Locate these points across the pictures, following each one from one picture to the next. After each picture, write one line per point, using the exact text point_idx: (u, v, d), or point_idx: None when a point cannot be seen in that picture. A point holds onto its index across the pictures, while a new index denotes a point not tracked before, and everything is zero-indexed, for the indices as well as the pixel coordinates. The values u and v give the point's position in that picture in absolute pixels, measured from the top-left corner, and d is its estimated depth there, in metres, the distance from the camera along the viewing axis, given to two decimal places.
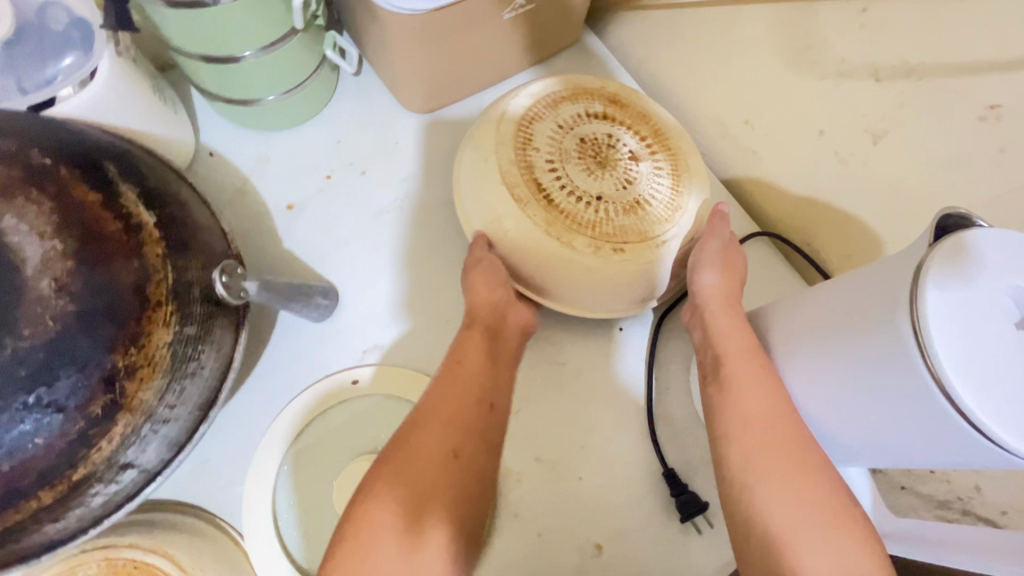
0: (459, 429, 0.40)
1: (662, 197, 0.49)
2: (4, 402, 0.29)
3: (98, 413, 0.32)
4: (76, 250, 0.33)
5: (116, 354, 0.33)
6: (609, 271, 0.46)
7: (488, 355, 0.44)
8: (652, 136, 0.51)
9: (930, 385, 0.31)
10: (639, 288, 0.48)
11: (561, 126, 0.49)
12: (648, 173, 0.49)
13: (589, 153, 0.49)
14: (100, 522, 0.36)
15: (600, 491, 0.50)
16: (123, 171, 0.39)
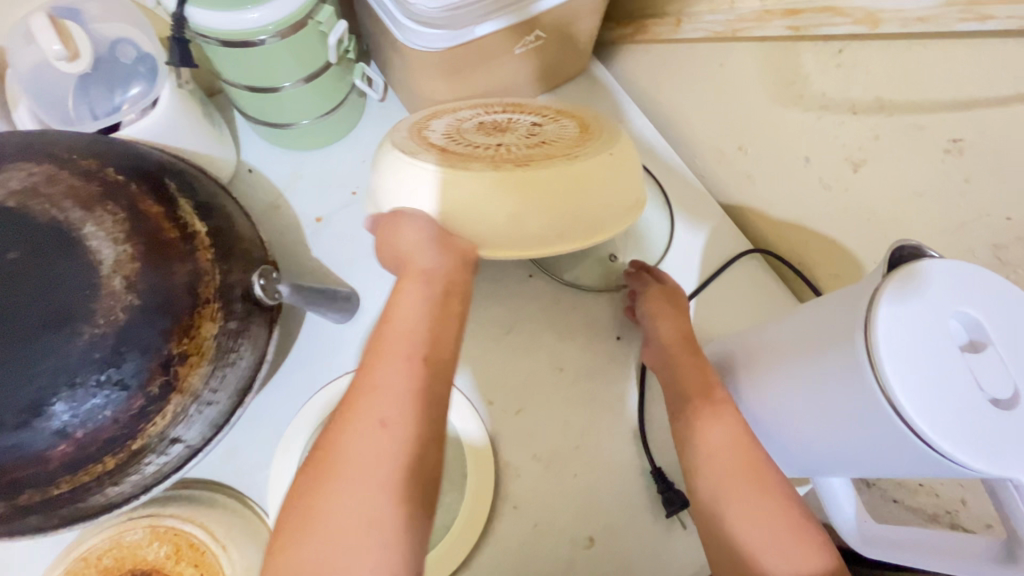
0: (387, 396, 0.38)
1: (567, 138, 0.49)
2: (81, 379, 0.35)
3: (155, 392, 0.38)
4: (142, 254, 0.39)
5: (173, 341, 0.39)
6: (523, 179, 0.41)
7: (425, 304, 0.42)
8: (552, 117, 0.54)
9: (876, 391, 0.34)
10: (567, 200, 0.42)
11: (458, 119, 0.52)
12: (552, 131, 0.51)
13: (489, 125, 0.51)
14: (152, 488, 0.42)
15: (594, 487, 0.54)
16: (180, 188, 0.45)
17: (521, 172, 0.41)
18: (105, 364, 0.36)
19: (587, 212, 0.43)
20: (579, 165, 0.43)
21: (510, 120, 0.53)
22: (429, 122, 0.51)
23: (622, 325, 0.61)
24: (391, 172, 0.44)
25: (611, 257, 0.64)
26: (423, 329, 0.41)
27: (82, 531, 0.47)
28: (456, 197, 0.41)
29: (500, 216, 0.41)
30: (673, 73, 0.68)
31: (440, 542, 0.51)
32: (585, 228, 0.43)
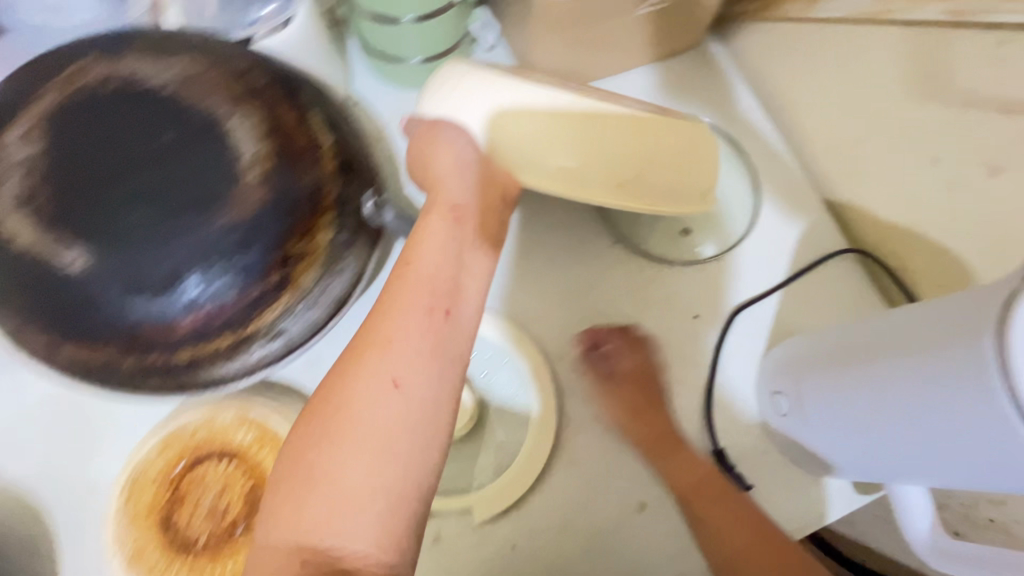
0: (398, 351, 0.38)
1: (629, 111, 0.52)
2: (215, 259, 0.39)
3: (273, 284, 0.41)
4: (276, 154, 0.41)
5: (293, 240, 0.41)
6: (601, 129, 0.43)
7: (451, 244, 0.42)
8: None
9: (1000, 394, 0.31)
10: (633, 161, 0.45)
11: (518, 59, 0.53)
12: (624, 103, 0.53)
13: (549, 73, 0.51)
14: (250, 375, 0.44)
15: (652, 456, 0.54)
16: (311, 100, 0.47)
17: (601, 120, 0.43)
18: (238, 250, 0.39)
19: (649, 180, 0.46)
20: (655, 132, 0.46)
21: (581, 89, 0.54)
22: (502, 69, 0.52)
23: (702, 305, 0.59)
24: (467, 85, 0.43)
25: (682, 230, 0.62)
26: (446, 284, 0.41)
27: (178, 405, 0.50)
28: (537, 125, 0.42)
29: (568, 154, 0.43)
30: (794, 54, 0.64)
31: (496, 481, 0.53)
32: (642, 197, 0.46)
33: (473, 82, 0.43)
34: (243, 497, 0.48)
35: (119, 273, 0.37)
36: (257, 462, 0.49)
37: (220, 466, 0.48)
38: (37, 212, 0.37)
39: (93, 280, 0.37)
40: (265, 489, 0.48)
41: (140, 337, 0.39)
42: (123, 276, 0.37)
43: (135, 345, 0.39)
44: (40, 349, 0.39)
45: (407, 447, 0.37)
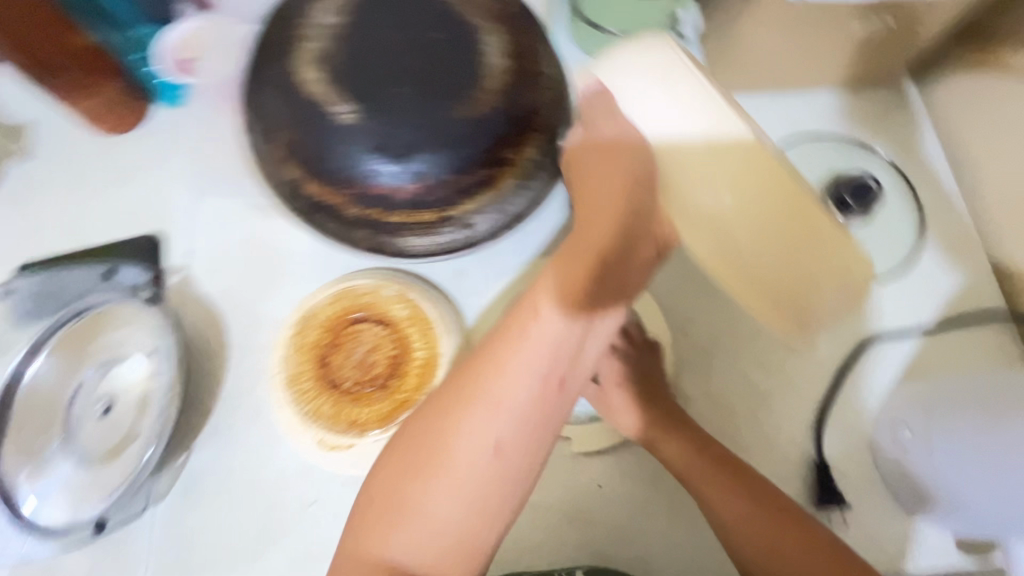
0: (506, 417, 0.40)
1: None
2: (445, 143, 0.45)
3: (479, 179, 0.47)
4: (513, 70, 0.47)
5: (506, 145, 0.47)
6: (781, 208, 0.34)
7: (581, 317, 0.42)
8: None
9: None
10: (781, 251, 0.35)
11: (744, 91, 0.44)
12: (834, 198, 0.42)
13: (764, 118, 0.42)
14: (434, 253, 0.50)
15: (750, 448, 0.56)
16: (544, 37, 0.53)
17: (779, 196, 0.34)
18: (467, 141, 0.45)
19: (776, 281, 0.36)
20: (840, 249, 0.35)
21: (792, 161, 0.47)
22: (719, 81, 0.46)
23: (837, 325, 0.59)
24: (658, 81, 0.38)
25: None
26: (565, 359, 0.42)
27: (351, 270, 0.58)
28: (701, 157, 0.36)
29: (716, 195, 0.36)
30: (999, 108, 0.61)
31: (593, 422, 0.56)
32: (754, 292, 0.37)
33: (662, 82, 0.37)
34: (388, 359, 0.54)
35: (375, 134, 0.44)
36: (405, 335, 0.55)
37: (374, 328, 0.55)
38: (327, 68, 0.45)
39: (353, 135, 0.44)
40: (406, 360, 0.55)
41: (370, 193, 0.46)
42: (376, 137, 0.44)
43: (362, 197, 0.46)
44: (289, 179, 0.47)
45: (492, 503, 0.40)
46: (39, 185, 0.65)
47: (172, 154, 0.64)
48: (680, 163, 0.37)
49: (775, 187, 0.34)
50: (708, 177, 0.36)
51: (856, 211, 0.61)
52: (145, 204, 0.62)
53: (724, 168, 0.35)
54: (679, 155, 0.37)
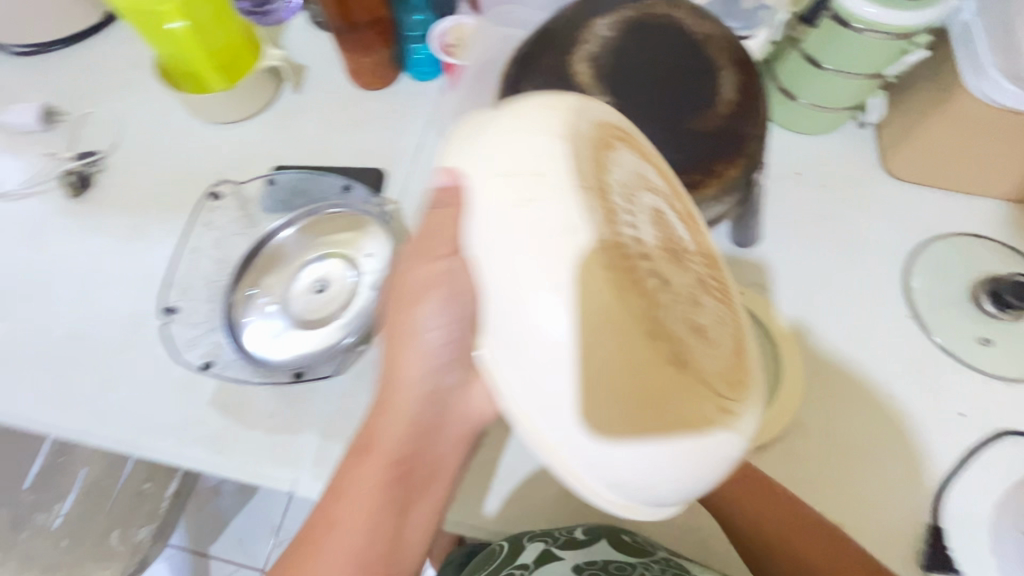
0: (363, 543, 0.47)
1: (700, 328, 0.41)
2: (674, 146, 0.55)
3: (691, 182, 0.56)
4: (739, 105, 0.57)
5: (720, 161, 0.56)
6: (619, 382, 0.36)
7: (395, 500, 0.49)
8: (721, 300, 0.44)
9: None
10: (627, 437, 0.36)
11: (640, 171, 0.43)
12: (700, 331, 0.41)
13: (659, 216, 0.43)
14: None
15: (862, 496, 0.60)
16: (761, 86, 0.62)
17: (630, 362, 0.36)
18: (693, 148, 0.55)
19: (619, 450, 0.36)
20: (673, 433, 0.37)
21: (679, 267, 0.41)
22: (616, 155, 0.42)
23: (969, 408, 0.63)
24: (518, 206, 0.37)
25: (982, 338, 0.65)
26: (402, 483, 0.49)
27: None
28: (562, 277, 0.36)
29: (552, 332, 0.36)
30: None
31: None
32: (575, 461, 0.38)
33: (521, 210, 0.36)
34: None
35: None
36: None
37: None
38: (597, 66, 0.56)
39: None
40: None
41: None
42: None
43: None
44: None
45: None
46: (297, 108, 0.80)
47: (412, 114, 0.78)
48: (515, 314, 0.37)
49: (622, 354, 0.36)
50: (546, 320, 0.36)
51: (1019, 308, 0.64)
52: (380, 145, 0.76)
53: (562, 330, 0.36)
54: (521, 298, 0.36)
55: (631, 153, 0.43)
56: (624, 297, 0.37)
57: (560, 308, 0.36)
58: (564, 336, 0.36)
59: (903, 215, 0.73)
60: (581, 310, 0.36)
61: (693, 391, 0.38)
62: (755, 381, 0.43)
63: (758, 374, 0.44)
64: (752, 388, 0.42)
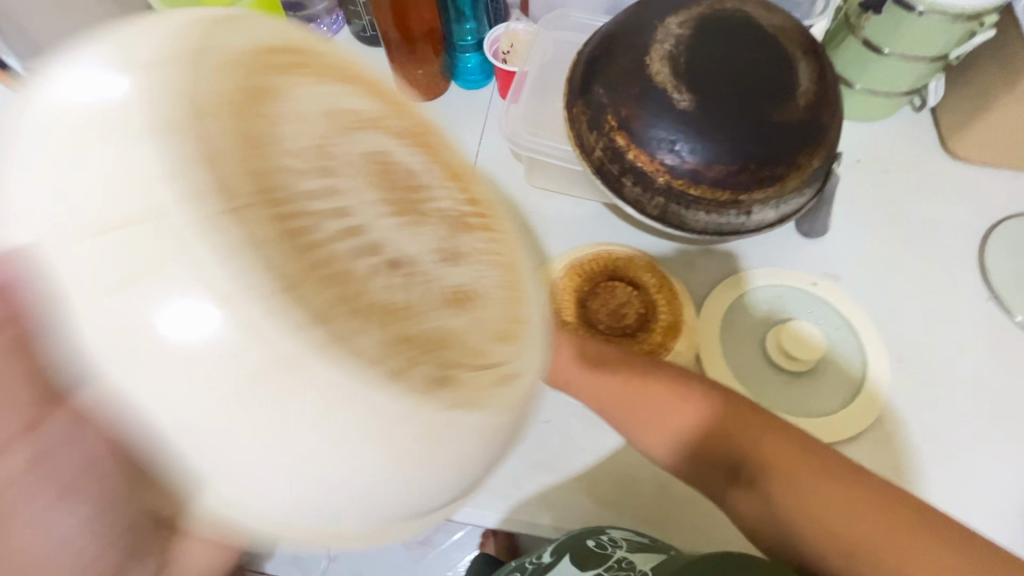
0: None
1: (456, 301, 0.26)
2: (761, 140, 0.55)
3: (777, 173, 0.56)
4: (816, 94, 0.57)
5: (804, 152, 0.56)
6: (380, 471, 0.23)
7: None
8: (474, 216, 0.29)
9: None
10: (401, 478, 0.24)
11: (327, 112, 0.25)
12: (405, 265, 0.24)
13: (387, 173, 0.25)
14: (708, 227, 0.61)
15: (961, 482, 0.60)
16: None
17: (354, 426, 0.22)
18: (777, 144, 0.55)
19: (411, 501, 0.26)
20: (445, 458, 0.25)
21: (416, 233, 0.25)
22: (291, 92, 0.24)
23: None
24: (102, 239, 0.21)
25: None
26: None
27: (612, 242, 0.70)
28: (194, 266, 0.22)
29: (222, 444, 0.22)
30: None
31: (810, 420, 0.62)
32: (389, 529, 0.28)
33: (115, 233, 0.21)
34: (637, 315, 0.65)
35: (699, 125, 0.55)
36: (652, 298, 0.67)
37: (626, 286, 0.67)
38: (673, 65, 0.56)
39: (687, 117, 0.55)
40: (652, 318, 0.66)
41: (682, 166, 0.56)
42: (701, 126, 0.55)
43: (678, 171, 0.56)
44: (612, 144, 0.59)
45: None
46: None
47: (468, 124, 0.79)
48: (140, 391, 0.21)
49: (357, 428, 0.22)
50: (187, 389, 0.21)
51: None
52: None
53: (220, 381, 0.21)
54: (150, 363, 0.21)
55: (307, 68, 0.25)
56: (335, 337, 0.21)
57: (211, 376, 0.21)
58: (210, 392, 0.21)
59: (969, 196, 0.73)
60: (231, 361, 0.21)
61: (440, 373, 0.24)
62: (524, 324, 0.30)
63: (525, 309, 0.30)
64: (524, 338, 0.29)
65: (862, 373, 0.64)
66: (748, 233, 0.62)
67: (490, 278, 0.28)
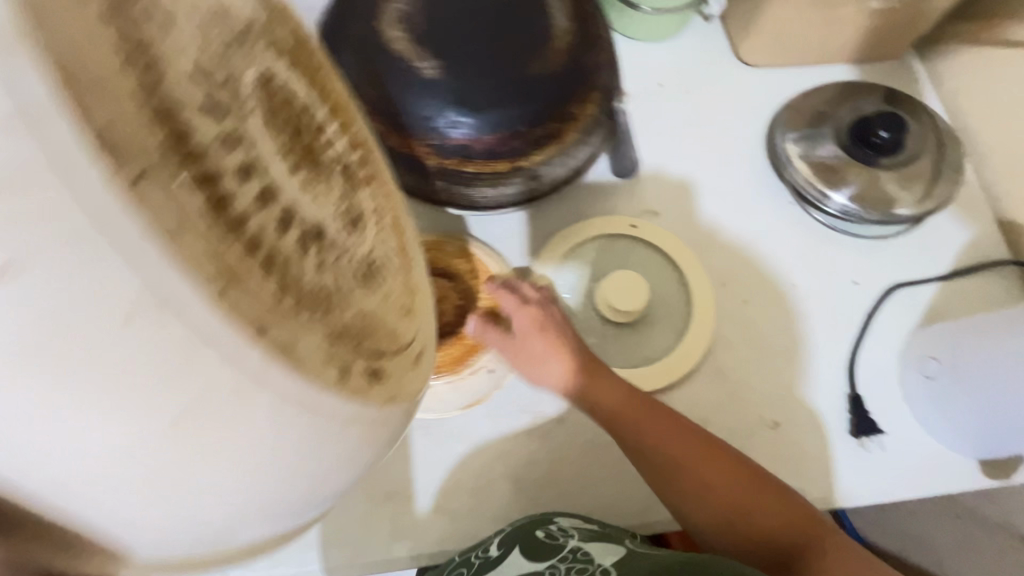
0: None
1: (358, 229, 0.26)
2: (523, 101, 0.49)
3: (549, 131, 0.50)
4: (576, 33, 0.52)
5: (575, 102, 0.51)
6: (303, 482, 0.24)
7: None
8: (288, 52, 0.26)
9: None
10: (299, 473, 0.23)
11: (292, 92, 0.25)
12: (288, 209, 0.22)
13: (294, 128, 0.24)
14: (821, 186, 0.65)
15: (792, 386, 0.60)
16: None
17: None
18: (543, 95, 0.49)
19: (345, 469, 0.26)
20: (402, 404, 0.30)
21: (307, 166, 0.24)
22: None
23: (862, 274, 0.65)
24: None
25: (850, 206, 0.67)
26: None
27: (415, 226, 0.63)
28: (72, 56, 0.17)
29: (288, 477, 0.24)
30: (998, 79, 0.69)
31: (647, 366, 0.60)
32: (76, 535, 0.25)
33: None
34: (456, 309, 0.59)
35: (894, 113, 0.64)
36: (469, 285, 0.60)
37: (439, 280, 0.59)
38: (412, 27, 0.48)
39: (437, 87, 0.48)
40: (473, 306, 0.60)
41: (451, 144, 0.49)
42: (900, 120, 0.63)
43: (445, 147, 0.49)
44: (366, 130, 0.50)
45: None
46: None
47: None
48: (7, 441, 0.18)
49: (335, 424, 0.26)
50: (225, 310, 0.19)
51: (887, 158, 0.63)
52: None
53: (173, 417, 0.19)
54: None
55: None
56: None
57: (245, 422, 0.20)
58: (231, 462, 0.21)
59: (769, 101, 0.74)
60: (167, 363, 0.18)
61: (290, 329, 0.21)
62: (421, 288, 0.33)
63: (398, 210, 0.33)
64: (419, 312, 0.31)
65: (688, 308, 0.63)
66: (795, 176, 0.66)
67: (386, 240, 0.29)
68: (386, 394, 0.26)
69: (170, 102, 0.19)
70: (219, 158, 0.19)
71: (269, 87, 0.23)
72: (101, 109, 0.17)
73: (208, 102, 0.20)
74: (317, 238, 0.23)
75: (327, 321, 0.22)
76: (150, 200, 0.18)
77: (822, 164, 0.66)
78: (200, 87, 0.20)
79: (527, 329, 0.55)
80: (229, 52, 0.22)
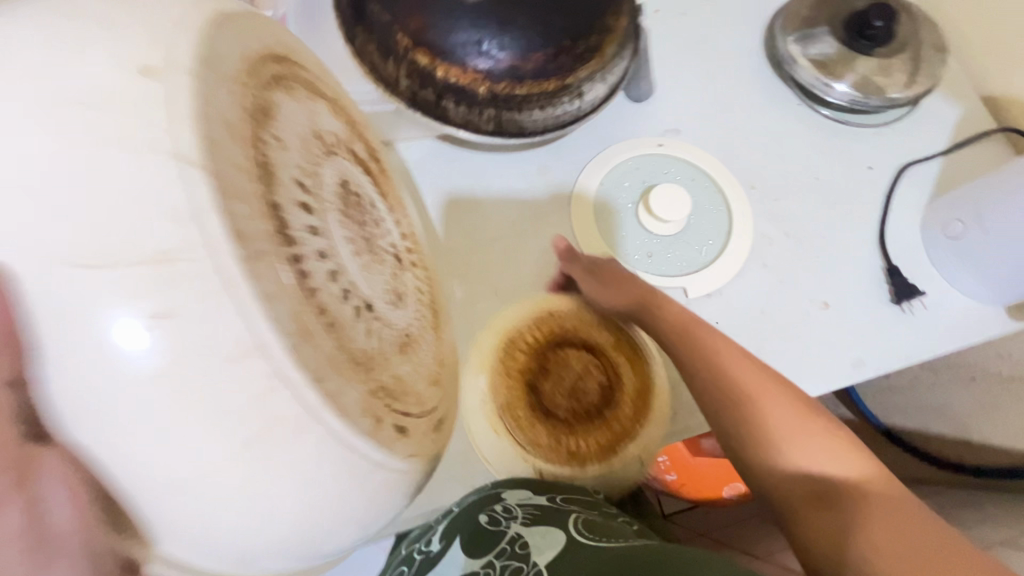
0: None
1: (402, 346, 0.39)
2: (565, 15, 0.49)
3: (589, 45, 0.51)
4: None
5: (608, 16, 0.52)
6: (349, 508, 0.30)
7: None
8: (393, 208, 0.45)
9: None
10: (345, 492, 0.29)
11: (384, 244, 0.41)
12: (371, 307, 0.36)
13: (373, 252, 0.39)
14: (823, 80, 0.68)
15: (832, 268, 0.64)
16: None
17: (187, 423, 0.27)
18: (583, 11, 0.50)
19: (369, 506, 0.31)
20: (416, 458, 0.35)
21: (378, 272, 0.38)
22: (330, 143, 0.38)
23: (876, 160, 0.69)
24: None
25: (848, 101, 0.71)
26: None
27: (455, 179, 0.65)
28: (227, 180, 0.27)
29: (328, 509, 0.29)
30: None
31: (700, 270, 0.63)
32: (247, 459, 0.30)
33: None
34: (599, 388, 0.57)
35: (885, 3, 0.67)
36: (611, 360, 0.58)
37: (583, 355, 0.57)
38: None
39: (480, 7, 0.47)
40: (618, 386, 0.57)
41: (498, 68, 0.49)
42: (891, 9, 0.66)
43: (495, 73, 0.49)
44: (410, 65, 0.50)
45: None
46: None
47: None
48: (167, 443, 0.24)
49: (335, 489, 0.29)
50: (298, 359, 0.27)
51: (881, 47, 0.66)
52: None
53: (244, 440, 0.25)
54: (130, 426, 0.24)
55: (298, 68, 0.37)
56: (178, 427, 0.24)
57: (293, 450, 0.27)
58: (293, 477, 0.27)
59: (762, 12, 0.76)
60: (261, 396, 0.26)
61: (352, 389, 0.31)
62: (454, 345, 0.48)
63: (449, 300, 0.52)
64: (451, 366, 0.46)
65: (728, 217, 0.66)
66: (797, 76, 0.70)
67: (432, 334, 0.44)
68: (409, 447, 0.34)
69: (301, 252, 0.30)
70: (302, 249, 0.30)
71: (347, 188, 0.38)
72: (231, 215, 0.26)
73: (351, 260, 0.35)
74: (373, 316, 0.36)
75: (365, 377, 0.33)
76: (261, 275, 0.27)
77: (821, 61, 0.68)
78: (303, 214, 0.31)
79: (600, 290, 0.57)
80: (302, 209, 0.32)
